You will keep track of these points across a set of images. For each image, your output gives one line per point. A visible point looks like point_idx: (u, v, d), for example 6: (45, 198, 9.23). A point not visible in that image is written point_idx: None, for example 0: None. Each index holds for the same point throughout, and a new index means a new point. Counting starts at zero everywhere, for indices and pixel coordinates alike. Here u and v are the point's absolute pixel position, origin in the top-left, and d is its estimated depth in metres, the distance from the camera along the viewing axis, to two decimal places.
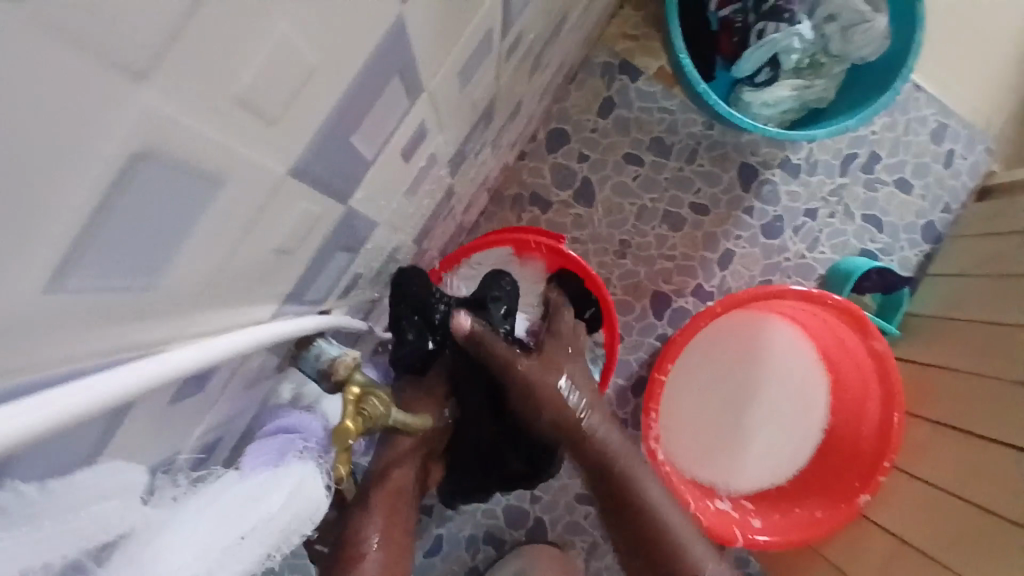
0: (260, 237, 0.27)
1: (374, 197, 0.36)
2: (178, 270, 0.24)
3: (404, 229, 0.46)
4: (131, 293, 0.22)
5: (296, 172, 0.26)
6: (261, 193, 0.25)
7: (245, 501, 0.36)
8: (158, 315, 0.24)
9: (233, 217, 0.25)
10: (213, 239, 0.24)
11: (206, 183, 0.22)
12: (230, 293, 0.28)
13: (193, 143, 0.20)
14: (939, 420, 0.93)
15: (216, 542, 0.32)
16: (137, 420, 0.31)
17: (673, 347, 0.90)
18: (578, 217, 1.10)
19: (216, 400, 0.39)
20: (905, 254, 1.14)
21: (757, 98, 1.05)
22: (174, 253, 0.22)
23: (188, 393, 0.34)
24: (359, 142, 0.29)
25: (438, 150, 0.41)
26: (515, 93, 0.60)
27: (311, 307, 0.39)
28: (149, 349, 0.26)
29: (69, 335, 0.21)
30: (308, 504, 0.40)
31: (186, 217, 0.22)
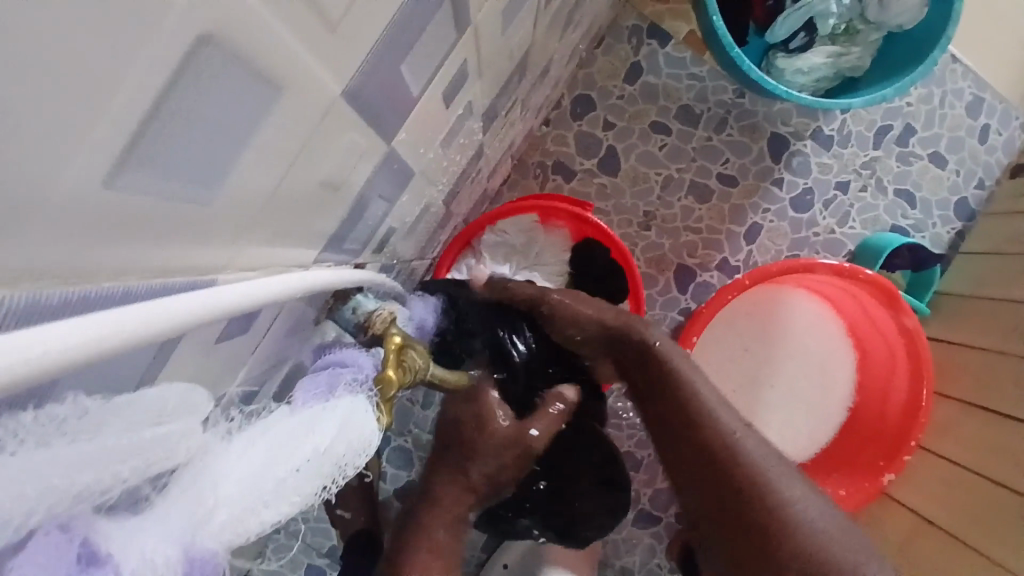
0: (307, 171, 0.26)
1: (416, 141, 0.34)
2: (228, 195, 0.22)
3: (436, 184, 0.45)
4: (182, 207, 0.20)
5: (349, 96, 0.25)
6: (316, 116, 0.24)
7: (298, 430, 0.32)
8: (205, 241, 0.23)
9: (284, 143, 0.23)
10: (263, 160, 0.22)
11: (266, 92, 0.20)
12: (277, 231, 0.27)
13: (255, 42, 0.18)
14: (967, 399, 0.91)
15: (263, 477, 0.29)
16: (186, 355, 0.29)
17: (699, 319, 0.89)
18: (602, 186, 1.08)
19: (260, 342, 0.37)
20: (938, 230, 1.11)
21: (791, 64, 1.01)
22: (225, 168, 0.21)
23: (234, 331, 0.33)
24: (408, 73, 0.28)
25: (476, 99, 0.39)
26: (547, 49, 0.58)
27: (348, 258, 0.37)
28: (201, 275, 0.24)
29: (120, 255, 0.19)
30: (362, 433, 0.35)
31: (240, 128, 0.20)
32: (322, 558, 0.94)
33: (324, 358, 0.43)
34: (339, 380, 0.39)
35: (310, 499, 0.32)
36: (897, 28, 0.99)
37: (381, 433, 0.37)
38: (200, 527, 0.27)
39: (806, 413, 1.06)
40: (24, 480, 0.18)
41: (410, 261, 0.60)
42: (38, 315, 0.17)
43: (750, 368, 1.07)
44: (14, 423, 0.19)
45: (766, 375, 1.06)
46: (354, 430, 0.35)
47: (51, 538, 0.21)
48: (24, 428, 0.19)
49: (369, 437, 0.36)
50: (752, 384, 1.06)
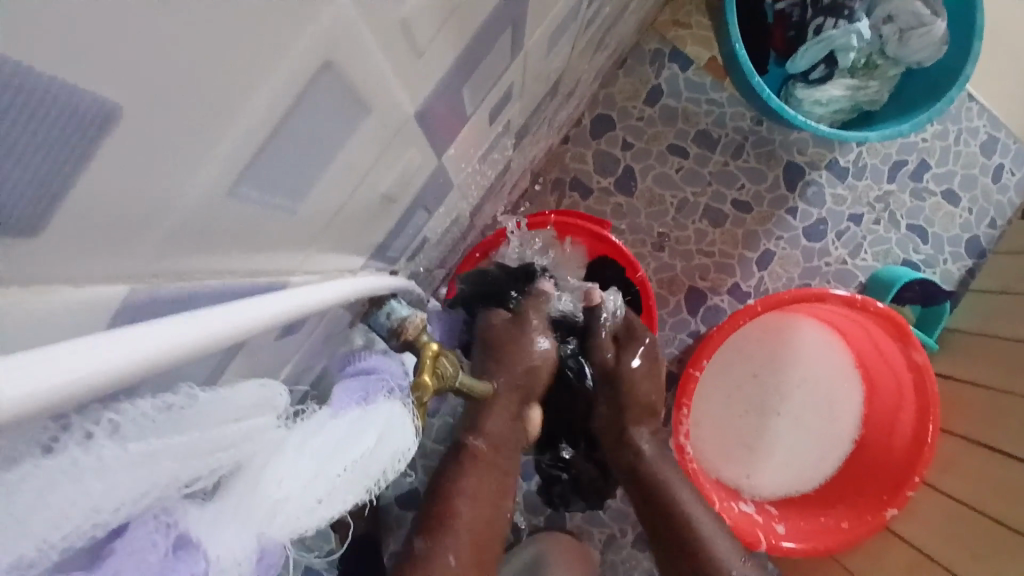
0: (367, 181, 0.26)
1: (460, 158, 0.34)
2: (298, 197, 0.23)
3: (468, 199, 0.45)
4: (254, 211, 0.21)
5: (418, 114, 0.26)
6: (385, 129, 0.25)
7: (344, 437, 0.33)
8: (268, 243, 0.24)
9: (351, 152, 0.24)
10: (328, 170, 0.23)
11: (345, 100, 0.21)
12: (330, 237, 0.28)
13: (350, 54, 0.19)
14: (972, 434, 0.91)
15: (317, 479, 0.31)
16: (239, 357, 0.30)
17: (710, 343, 0.89)
18: (618, 207, 1.08)
19: (299, 348, 0.38)
20: (948, 266, 1.11)
21: (809, 95, 1.02)
22: (294, 173, 0.21)
23: (281, 334, 0.33)
24: (468, 92, 0.28)
25: (514, 117, 0.40)
26: (579, 69, 0.59)
27: (388, 267, 0.38)
28: (273, 279, 0.26)
29: (203, 257, 0.21)
30: (399, 445, 0.37)
31: (316, 136, 0.21)
32: None
33: (352, 365, 0.43)
34: (380, 386, 0.40)
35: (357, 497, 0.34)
36: (917, 63, 1.01)
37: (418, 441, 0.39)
38: (268, 516, 0.29)
39: (809, 442, 1.06)
40: (133, 461, 0.22)
41: (431, 272, 0.61)
42: (149, 310, 0.20)
43: (754, 393, 1.07)
44: (127, 407, 0.22)
45: (771, 401, 1.07)
46: (395, 438, 0.37)
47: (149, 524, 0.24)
48: (133, 412, 0.22)
49: (404, 447, 0.38)
50: (755, 408, 1.07)
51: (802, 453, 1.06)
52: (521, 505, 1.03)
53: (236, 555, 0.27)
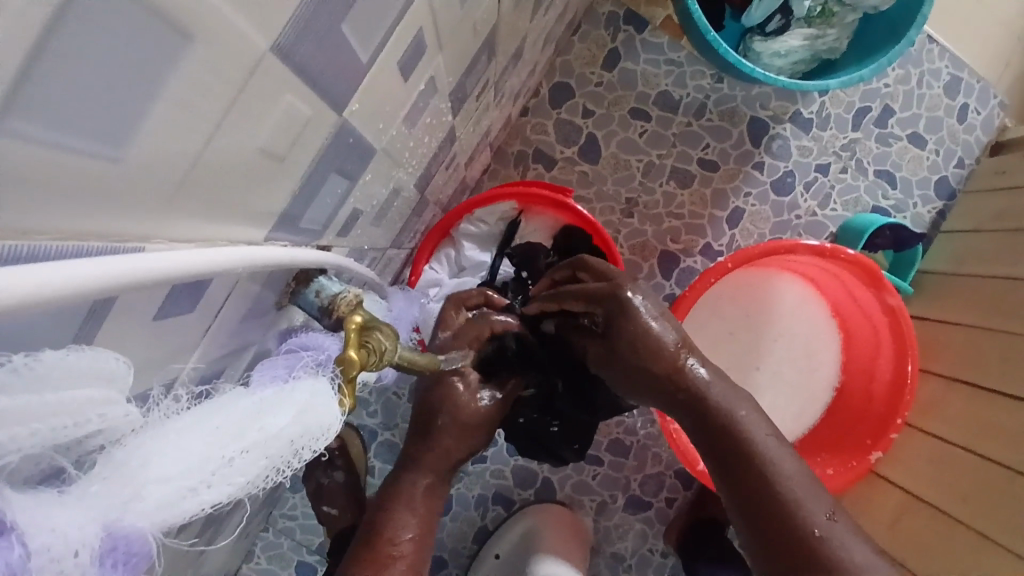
0: (238, 137, 0.22)
1: (373, 121, 0.32)
2: (148, 151, 0.19)
3: (403, 167, 0.43)
4: (88, 165, 0.17)
5: (278, 51, 0.21)
6: (238, 72, 0.20)
7: (245, 412, 0.30)
8: (127, 202, 0.20)
9: (202, 108, 0.20)
10: (180, 122, 0.19)
11: (171, 36, 0.17)
12: (217, 205, 0.24)
13: None
14: (952, 373, 0.92)
15: (203, 462, 0.27)
16: (121, 335, 0.26)
17: (682, 303, 0.88)
18: (584, 174, 1.08)
19: (209, 329, 0.33)
20: (918, 210, 1.11)
21: (767, 47, 1.01)
22: (133, 120, 0.18)
23: (178, 306, 0.29)
24: (353, 32, 0.25)
25: (438, 73, 0.37)
26: (518, 30, 0.57)
27: (308, 239, 0.34)
28: (115, 244, 0.20)
29: (22, 210, 0.16)
30: (321, 418, 0.34)
31: (146, 69, 0.17)
32: (312, 555, 0.99)
33: (288, 343, 0.42)
34: (305, 365, 0.39)
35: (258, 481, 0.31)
36: (875, 8, 0.99)
37: (343, 419, 0.36)
38: (126, 506, 0.25)
39: (792, 396, 1.06)
40: None
41: (385, 250, 0.59)
42: None
43: (733, 350, 1.07)
44: None
45: (750, 358, 1.06)
46: (314, 418, 0.33)
47: None
48: None
49: (332, 421, 0.35)
50: (735, 365, 1.06)
51: (785, 408, 1.06)
52: (511, 480, 1.04)
53: (73, 543, 0.23)
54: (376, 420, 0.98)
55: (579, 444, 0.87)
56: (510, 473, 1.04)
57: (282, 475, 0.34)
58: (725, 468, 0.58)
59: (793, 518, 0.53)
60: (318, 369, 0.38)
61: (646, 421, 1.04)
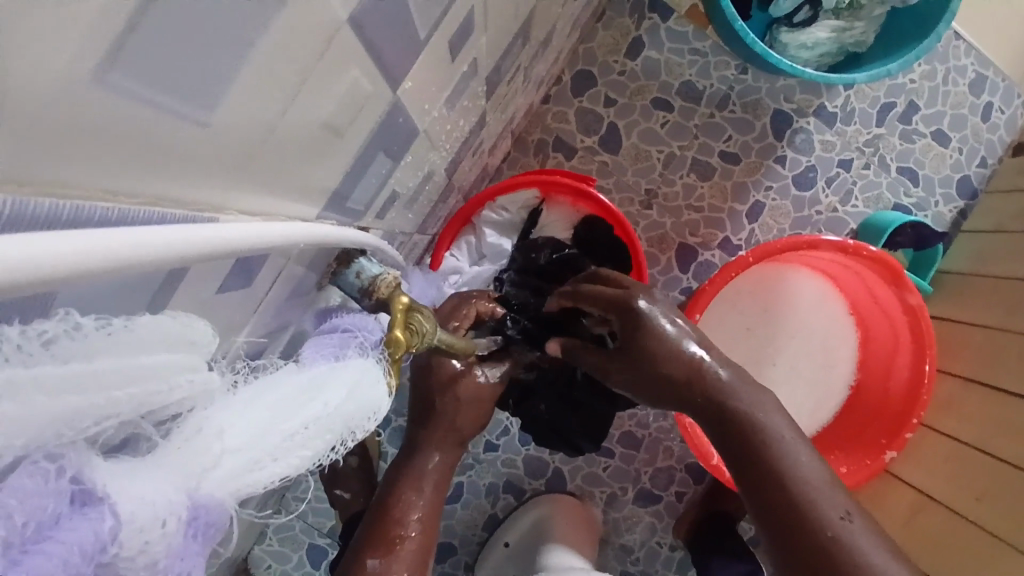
0: (309, 111, 0.22)
1: (421, 101, 0.31)
2: (229, 118, 0.19)
3: (438, 150, 0.43)
4: (175, 128, 0.17)
5: (355, 22, 0.21)
6: (319, 44, 0.20)
7: (303, 390, 0.31)
8: (204, 170, 0.19)
9: (281, 78, 0.19)
10: (257, 91, 0.19)
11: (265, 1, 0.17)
12: (282, 180, 0.24)
13: None
14: (969, 374, 0.91)
15: (263, 436, 0.28)
16: (176, 308, 0.26)
17: (701, 297, 0.87)
18: (603, 164, 1.07)
19: (259, 307, 0.33)
20: (940, 209, 1.10)
21: (794, 39, 0.99)
22: (217, 85, 0.17)
23: (230, 284, 0.29)
24: (417, 6, 0.24)
25: (481, 55, 0.37)
26: (551, 14, 0.56)
27: (352, 220, 0.33)
28: (193, 212, 0.20)
29: (109, 167, 0.16)
30: (368, 400, 0.34)
31: (237, 35, 0.17)
32: (324, 538, 1.00)
33: (328, 320, 0.42)
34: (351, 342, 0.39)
35: (314, 460, 0.31)
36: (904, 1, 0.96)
37: (390, 398, 0.36)
38: (202, 477, 0.26)
39: (807, 392, 1.05)
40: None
41: (411, 235, 0.59)
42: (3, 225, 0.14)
43: (749, 345, 1.06)
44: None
45: (766, 354, 1.06)
46: (362, 399, 0.34)
47: (35, 472, 0.20)
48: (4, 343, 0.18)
49: (378, 402, 0.35)
50: (751, 361, 1.06)
51: (800, 404, 1.05)
52: (522, 469, 1.04)
53: (159, 512, 0.24)
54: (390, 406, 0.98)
55: (593, 436, 0.87)
56: (521, 462, 1.04)
57: (332, 455, 0.35)
58: (741, 467, 0.57)
59: (810, 515, 0.51)
60: (364, 351, 0.38)
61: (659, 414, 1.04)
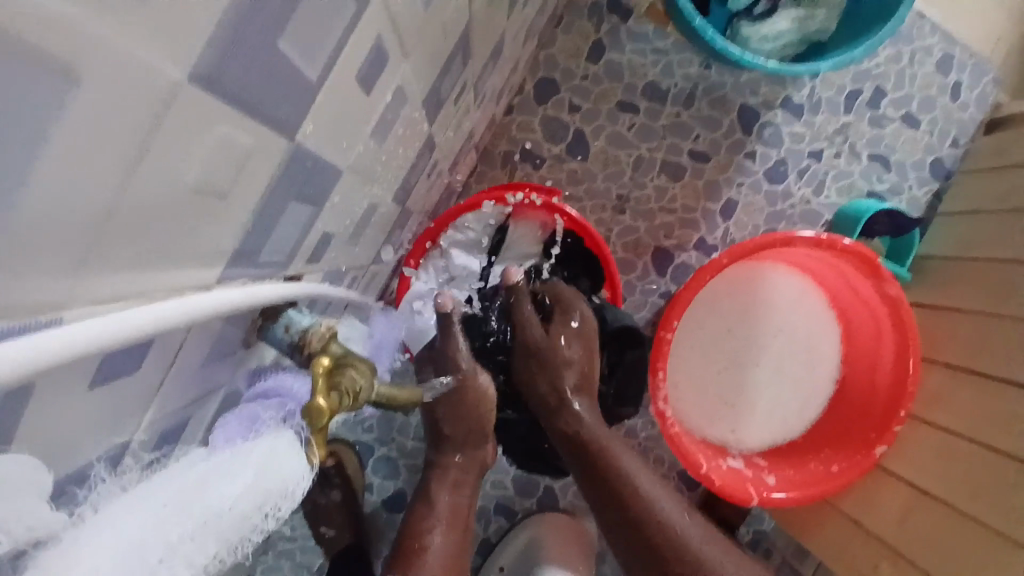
0: (160, 177, 0.19)
1: (333, 136, 0.29)
2: (48, 209, 0.16)
3: (377, 180, 0.40)
4: None
5: (203, 78, 0.18)
6: (151, 110, 0.17)
7: (196, 485, 0.28)
8: (31, 267, 0.16)
9: (110, 150, 0.17)
10: (78, 172, 0.16)
11: (53, 78, 0.14)
12: (146, 254, 0.21)
13: (21, 13, 0.12)
14: (955, 362, 0.90)
15: (148, 548, 0.24)
16: (56, 411, 0.23)
17: (680, 303, 0.83)
18: (572, 172, 1.05)
19: (164, 380, 0.30)
20: (915, 193, 1.09)
21: (755, 31, 0.97)
22: (18, 180, 0.15)
23: (126, 365, 0.26)
24: (293, 49, 0.22)
25: (407, 81, 0.34)
26: (494, 27, 0.54)
27: (269, 272, 0.31)
28: (25, 319, 0.17)
29: None
30: (282, 479, 0.32)
31: (23, 123, 0.14)
32: None
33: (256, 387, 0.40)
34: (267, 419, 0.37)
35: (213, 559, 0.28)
36: None
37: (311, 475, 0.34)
38: None
39: (792, 391, 1.04)
40: None
41: (366, 266, 0.56)
42: None
43: (732, 348, 1.04)
44: None
45: (748, 355, 1.04)
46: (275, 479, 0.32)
47: None
48: None
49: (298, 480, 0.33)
50: (733, 363, 1.04)
51: (786, 403, 1.04)
52: (512, 489, 1.01)
53: None
54: (373, 435, 0.95)
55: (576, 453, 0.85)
56: (511, 483, 1.01)
57: (246, 545, 0.32)
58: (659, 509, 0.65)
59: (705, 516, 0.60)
60: (284, 423, 0.36)
61: (646, 422, 1.03)
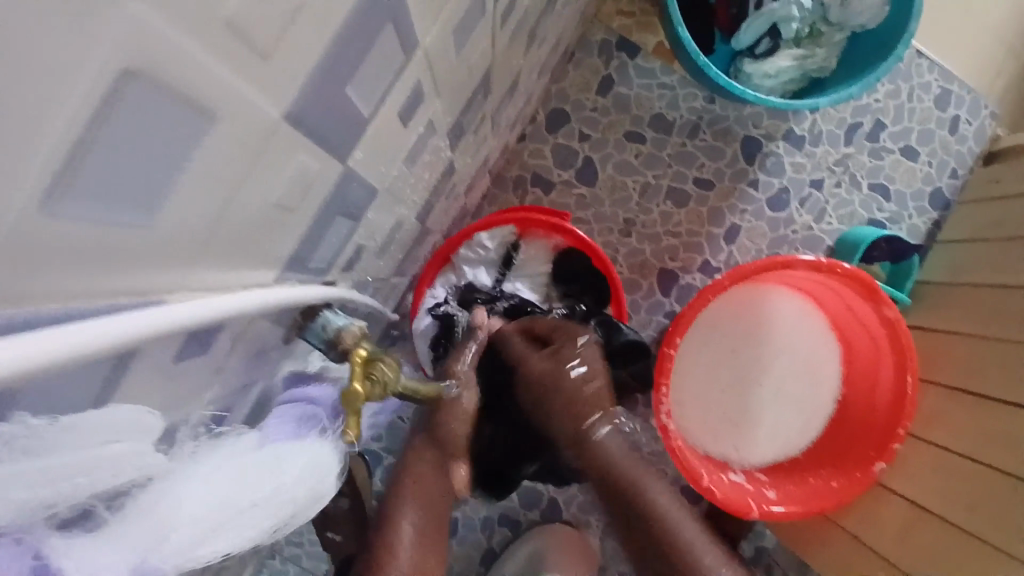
0: (253, 194, 0.24)
1: (374, 163, 0.34)
2: (177, 214, 0.21)
3: (404, 201, 0.45)
4: (124, 232, 0.19)
5: (291, 118, 0.24)
6: (254, 144, 0.22)
7: (261, 467, 0.35)
8: (157, 259, 0.22)
9: (224, 172, 0.22)
10: (198, 192, 0.21)
11: (198, 120, 0.19)
12: (232, 254, 0.26)
13: (184, 72, 0.18)
14: (951, 383, 0.92)
15: (221, 506, 0.31)
16: (140, 381, 0.28)
17: (683, 321, 0.87)
18: (581, 197, 1.11)
19: (223, 365, 0.35)
20: (914, 222, 1.13)
21: (758, 69, 1.02)
22: (164, 192, 0.20)
23: (197, 348, 0.31)
24: (355, 94, 0.27)
25: (436, 117, 0.40)
26: (511, 67, 0.59)
27: (315, 277, 0.36)
28: (147, 298, 0.22)
29: (71, 272, 0.18)
30: (319, 478, 0.39)
31: (174, 155, 0.19)
32: None
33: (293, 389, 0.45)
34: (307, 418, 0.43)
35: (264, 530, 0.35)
36: (861, 26, 1.00)
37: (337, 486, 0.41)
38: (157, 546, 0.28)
39: (794, 411, 1.06)
40: None
41: (388, 279, 0.61)
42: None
43: (734, 367, 1.08)
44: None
45: (750, 375, 1.07)
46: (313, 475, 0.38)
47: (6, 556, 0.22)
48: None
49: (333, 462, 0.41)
50: (736, 382, 1.07)
51: (788, 421, 1.06)
52: (518, 500, 1.04)
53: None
54: (381, 444, 0.99)
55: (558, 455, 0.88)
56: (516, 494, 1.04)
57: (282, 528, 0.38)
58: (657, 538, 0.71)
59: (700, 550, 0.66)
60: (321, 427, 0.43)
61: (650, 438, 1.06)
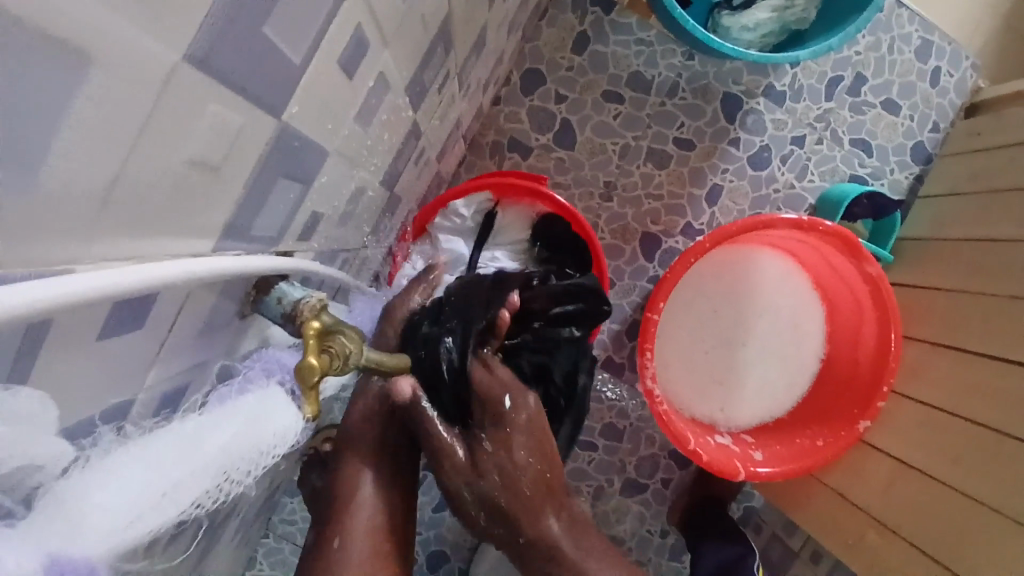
0: (161, 151, 0.22)
1: (316, 119, 0.31)
2: (66, 173, 0.18)
3: (362, 165, 0.42)
4: (1, 192, 0.17)
5: (195, 62, 0.21)
6: (151, 91, 0.20)
7: (192, 435, 0.34)
8: (53, 228, 0.19)
9: (119, 123, 0.19)
10: (93, 144, 0.19)
11: (69, 60, 0.16)
12: (149, 219, 0.23)
13: (42, 2, 0.15)
14: (934, 338, 0.92)
15: (143, 485, 0.30)
16: (64, 362, 0.25)
17: (665, 284, 0.85)
18: (560, 161, 1.08)
19: (165, 346, 0.33)
20: (896, 177, 1.11)
21: (737, 22, 1.00)
22: (42, 146, 0.17)
23: (127, 326, 0.28)
24: (276, 38, 0.24)
25: (388, 70, 0.37)
26: (475, 19, 0.56)
27: (263, 246, 0.33)
28: (49, 269, 0.20)
29: None
30: (268, 428, 0.37)
31: (43, 104, 0.16)
32: None
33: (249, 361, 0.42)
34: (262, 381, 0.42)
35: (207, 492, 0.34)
36: None
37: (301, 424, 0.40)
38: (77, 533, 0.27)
39: (777, 371, 1.06)
40: None
41: (357, 250, 0.59)
42: None
43: (718, 329, 1.07)
44: None
45: (733, 336, 1.07)
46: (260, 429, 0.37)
47: None
48: None
49: (289, 428, 0.39)
50: (720, 344, 1.07)
51: (771, 382, 1.06)
52: None
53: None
54: None
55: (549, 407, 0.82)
56: None
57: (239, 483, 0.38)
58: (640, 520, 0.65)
59: None
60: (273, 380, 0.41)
61: (637, 405, 1.08)
